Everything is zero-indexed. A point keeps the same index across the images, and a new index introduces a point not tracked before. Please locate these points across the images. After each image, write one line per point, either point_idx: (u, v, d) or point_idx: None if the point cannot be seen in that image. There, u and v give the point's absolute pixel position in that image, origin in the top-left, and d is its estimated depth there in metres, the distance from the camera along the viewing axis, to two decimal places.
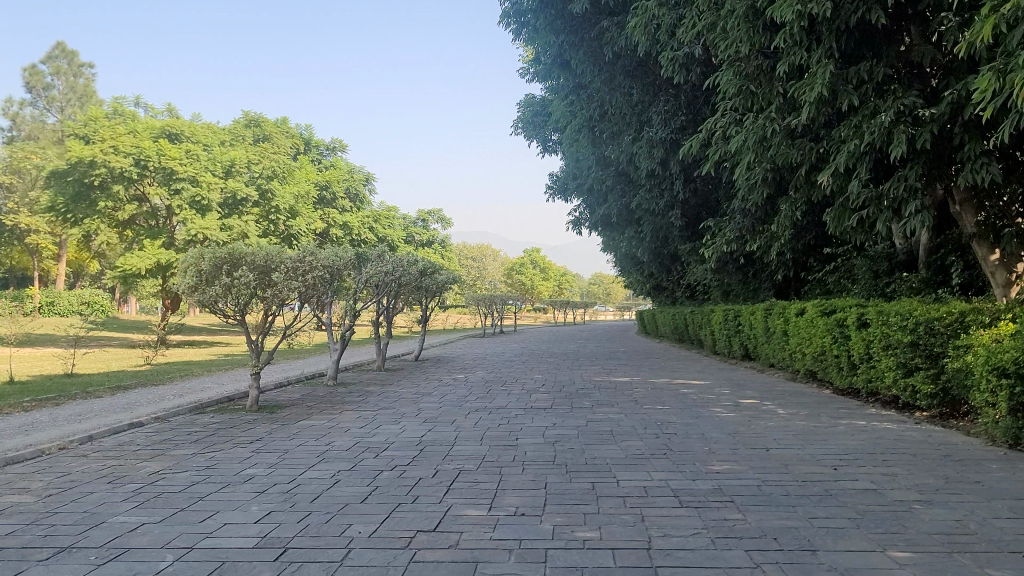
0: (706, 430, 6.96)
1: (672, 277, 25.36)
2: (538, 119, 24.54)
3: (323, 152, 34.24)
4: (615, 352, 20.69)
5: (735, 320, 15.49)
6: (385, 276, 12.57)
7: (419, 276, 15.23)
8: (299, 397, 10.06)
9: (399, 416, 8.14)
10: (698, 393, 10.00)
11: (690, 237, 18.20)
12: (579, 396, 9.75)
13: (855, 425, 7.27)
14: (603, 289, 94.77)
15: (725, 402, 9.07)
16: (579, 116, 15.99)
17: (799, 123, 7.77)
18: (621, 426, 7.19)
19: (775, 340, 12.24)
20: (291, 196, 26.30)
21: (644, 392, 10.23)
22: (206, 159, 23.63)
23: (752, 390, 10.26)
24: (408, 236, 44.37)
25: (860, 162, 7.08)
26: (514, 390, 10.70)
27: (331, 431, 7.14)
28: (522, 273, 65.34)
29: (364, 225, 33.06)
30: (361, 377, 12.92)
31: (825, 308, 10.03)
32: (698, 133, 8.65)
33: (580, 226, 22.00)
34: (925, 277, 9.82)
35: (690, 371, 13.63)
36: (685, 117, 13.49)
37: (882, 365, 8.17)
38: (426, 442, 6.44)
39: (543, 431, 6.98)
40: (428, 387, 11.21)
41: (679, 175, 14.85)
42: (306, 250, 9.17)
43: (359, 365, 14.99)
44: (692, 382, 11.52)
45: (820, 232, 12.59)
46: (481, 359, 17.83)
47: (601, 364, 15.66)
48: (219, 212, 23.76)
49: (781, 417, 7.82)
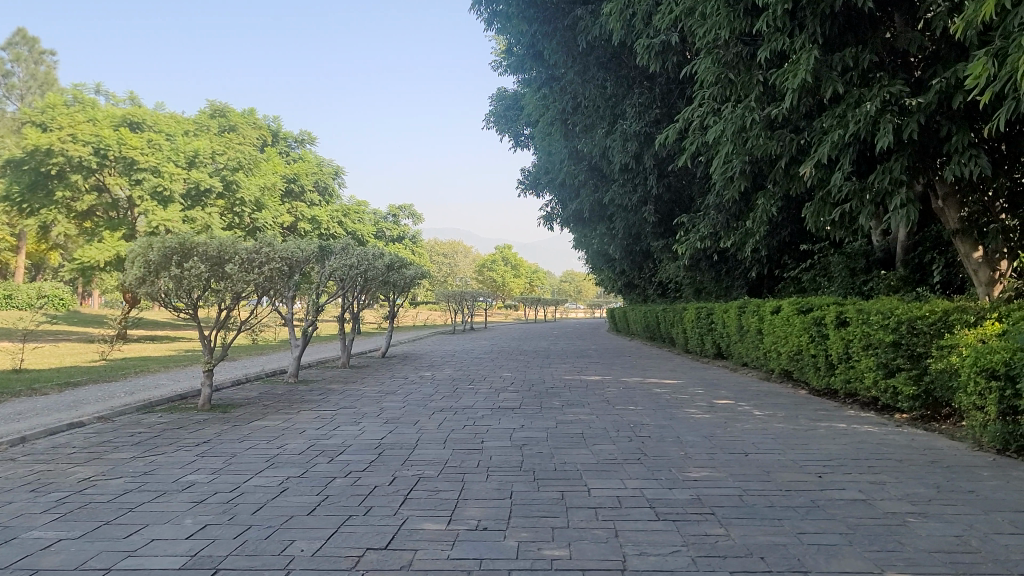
0: (682, 433, 6.63)
1: (644, 274, 25.11)
2: (511, 113, 24.15)
3: (292, 144, 33.59)
4: (586, 350, 20.39)
5: (707, 318, 15.22)
6: (350, 270, 12.11)
7: (386, 271, 14.80)
8: (256, 395, 9.62)
9: (359, 416, 7.74)
10: (671, 393, 9.68)
11: (663, 233, 17.91)
12: (548, 395, 9.39)
13: (834, 428, 6.98)
14: (574, 287, 94.59)
15: (699, 403, 8.76)
16: (552, 109, 15.64)
17: (779, 113, 7.47)
18: (592, 428, 6.84)
19: (749, 339, 11.97)
20: (257, 188, 25.71)
21: (615, 392, 9.89)
22: (169, 149, 22.97)
23: (726, 390, 9.96)
24: (378, 232, 43.81)
25: (843, 153, 6.77)
26: (481, 389, 10.33)
27: (285, 432, 6.72)
28: (493, 270, 64.93)
29: (333, 219, 32.49)
30: (324, 375, 12.47)
31: (802, 306, 9.76)
32: (675, 123, 8.31)
33: (552, 221, 21.66)
34: (904, 274, 9.59)
35: (662, 370, 13.33)
36: (660, 110, 13.18)
37: (861, 365, 7.89)
38: (385, 446, 6.04)
39: (510, 433, 6.61)
40: (393, 385, 10.80)
41: (653, 170, 14.54)
42: (264, 241, 8.72)
43: (322, 362, 14.52)
44: (665, 382, 11.21)
45: (796, 229, 12.34)
46: (449, 356, 17.42)
47: (571, 362, 15.33)
48: (182, 204, 23.14)
49: (758, 419, 7.52)
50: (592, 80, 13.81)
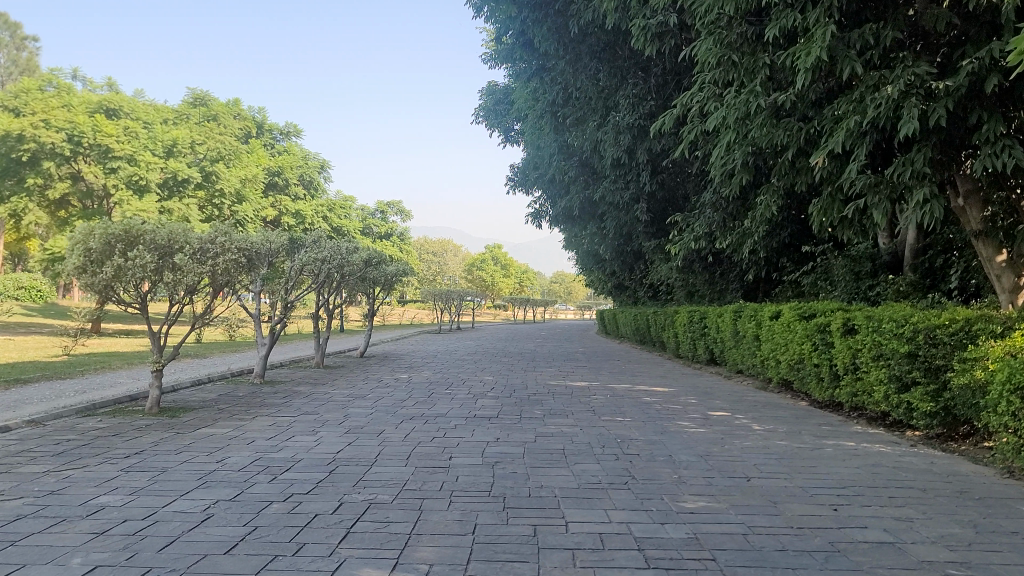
0: (675, 451, 5.94)
1: (635, 276, 24.45)
2: (500, 107, 23.46)
3: (277, 136, 32.77)
4: (573, 353, 19.70)
5: (700, 323, 14.57)
6: (323, 265, 11.39)
7: (364, 266, 14.07)
8: (214, 398, 8.90)
9: (320, 424, 7.04)
10: (662, 403, 8.99)
11: (655, 233, 17.26)
12: (530, 403, 8.69)
13: (843, 447, 6.32)
14: (565, 288, 93.99)
15: (693, 414, 8.09)
16: (542, 101, 15.00)
17: (789, 97, 6.79)
18: (575, 444, 6.15)
19: (745, 345, 11.32)
20: (237, 179, 24.95)
21: (601, 400, 9.19)
22: (146, 137, 22.17)
23: (721, 400, 9.30)
24: (365, 229, 42.99)
25: (860, 143, 6.11)
26: (458, 394, 9.63)
27: (231, 443, 6.00)
28: (483, 270, 64.11)
29: (317, 214, 31.74)
30: (293, 376, 11.75)
31: (804, 312, 9.09)
32: (673, 109, 7.62)
33: (540, 219, 20.97)
34: (914, 280, 8.96)
35: (653, 376, 12.66)
36: (655, 102, 12.54)
37: (871, 378, 7.23)
38: (339, 463, 5.34)
39: (482, 448, 5.91)
40: (364, 389, 10.08)
41: (646, 166, 13.88)
42: (221, 231, 8.02)
43: (295, 362, 13.78)
44: (655, 390, 10.54)
45: (797, 230, 11.70)
46: (430, 357, 16.70)
47: (557, 366, 14.66)
48: (158, 193, 22.37)
49: (759, 435, 6.83)
50: (584, 69, 13.15)
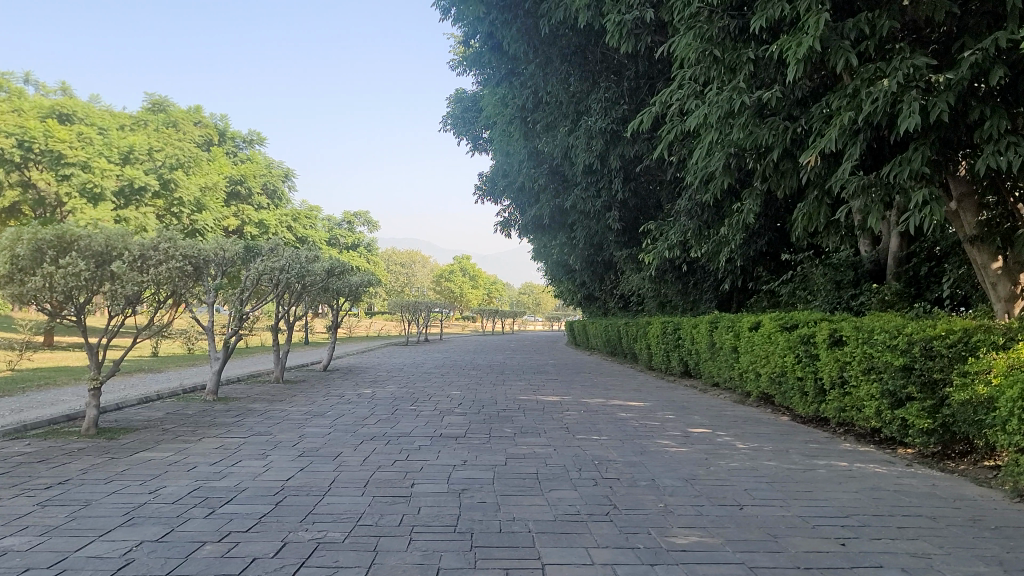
0: (657, 474, 5.47)
1: (606, 287, 24.04)
2: (469, 115, 22.99)
3: (240, 144, 32.00)
4: (543, 365, 19.21)
5: (674, 334, 14.16)
6: (282, 275, 10.81)
7: (326, 277, 13.48)
8: (161, 417, 8.30)
9: (272, 446, 6.48)
10: (639, 419, 8.52)
11: (627, 242, 16.86)
12: (499, 421, 8.17)
13: (836, 468, 5.86)
14: (534, 300, 93.60)
15: (673, 432, 7.63)
16: (511, 106, 14.57)
17: (776, 93, 6.38)
18: (549, 467, 5.65)
19: (722, 357, 10.92)
20: (196, 188, 24.21)
21: (575, 416, 8.70)
22: (101, 143, 21.37)
23: (700, 416, 8.86)
24: (331, 239, 42.23)
25: (853, 142, 5.71)
26: (424, 411, 9.08)
27: (170, 470, 5.42)
28: (451, 281, 63.49)
29: (281, 223, 31.02)
30: (250, 391, 11.13)
31: (786, 322, 8.68)
32: (651, 107, 7.18)
33: (509, 228, 20.51)
34: (899, 289, 8.58)
35: (626, 390, 12.21)
36: (628, 106, 12.14)
37: (861, 393, 6.81)
38: (288, 493, 4.80)
39: (448, 473, 5.39)
40: (324, 405, 9.49)
41: (619, 172, 13.47)
42: (164, 237, 7.48)
43: (253, 377, 13.13)
44: (630, 404, 10.08)
45: (774, 239, 11.34)
46: (396, 370, 16.12)
47: (527, 379, 14.17)
48: (114, 202, 21.57)
49: (746, 455, 6.37)
50: (554, 73, 12.74)
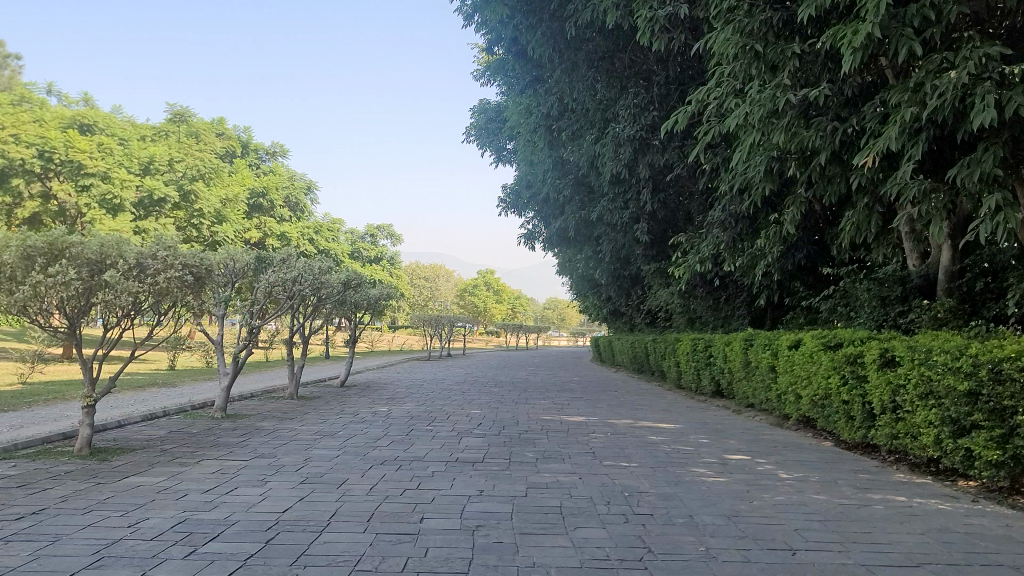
0: (695, 509, 4.91)
1: (632, 302, 23.45)
2: (492, 126, 22.57)
3: (262, 156, 31.80)
4: (567, 382, 18.65)
5: (705, 351, 13.57)
6: (294, 286, 10.35)
7: (343, 289, 13.01)
8: (162, 436, 7.84)
9: (273, 471, 5.98)
10: (671, 444, 7.94)
11: (655, 255, 16.31)
12: (521, 444, 7.63)
13: (895, 504, 5.26)
14: (558, 315, 92.96)
15: (709, 458, 7.06)
16: (536, 114, 14.10)
17: (825, 90, 5.83)
18: (575, 500, 5.10)
19: (758, 377, 10.33)
20: (217, 199, 23.92)
21: (602, 440, 8.13)
22: (121, 154, 21.09)
23: (737, 441, 8.27)
24: (354, 252, 41.94)
25: (914, 142, 5.16)
26: (440, 432, 8.56)
27: (156, 498, 4.93)
28: (475, 295, 63.06)
29: (303, 236, 30.73)
30: (261, 408, 10.67)
31: (829, 341, 8.10)
32: (687, 107, 6.64)
33: (533, 240, 20.01)
34: (953, 305, 7.97)
35: (655, 411, 11.63)
36: (658, 112, 11.63)
37: (918, 419, 6.23)
38: (283, 528, 4.29)
39: (463, 507, 4.86)
40: (336, 424, 9.00)
41: (648, 183, 12.94)
42: (164, 245, 7.03)
43: (266, 393, 12.66)
44: (660, 426, 9.50)
45: (813, 252, 10.77)
46: (416, 387, 15.62)
47: (551, 397, 13.62)
48: (133, 213, 21.29)
49: (791, 487, 5.78)
50: (581, 80, 12.26)
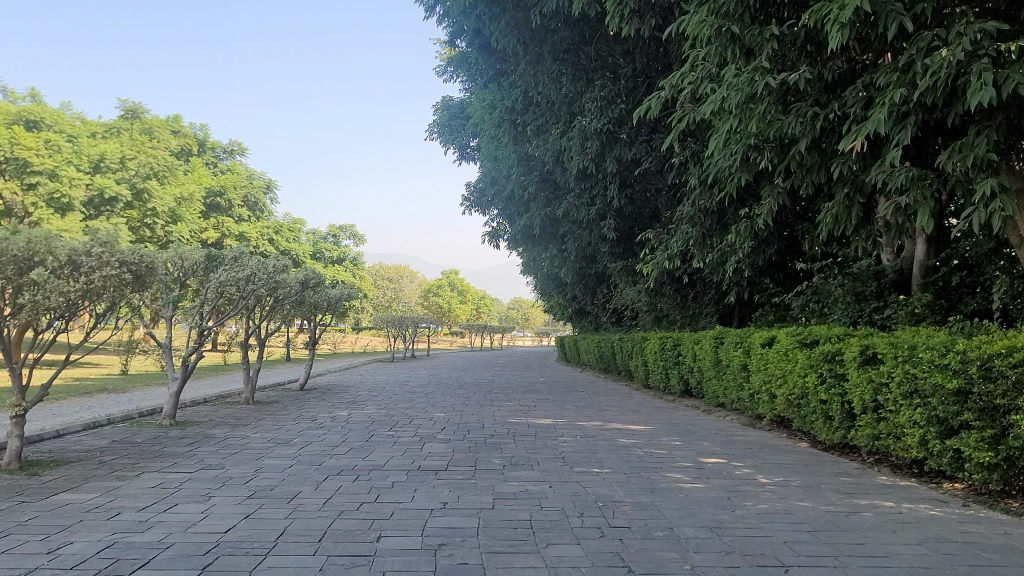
0: (675, 521, 4.56)
1: (597, 301, 23.18)
2: (456, 123, 22.14)
3: (220, 154, 31.05)
4: (533, 383, 18.30)
5: (673, 350, 13.29)
6: (246, 286, 9.87)
7: (300, 290, 12.52)
8: (103, 446, 7.33)
9: (219, 485, 5.53)
10: (643, 447, 7.60)
11: (622, 253, 16.02)
12: (486, 450, 7.25)
13: (884, 512, 4.96)
14: (522, 315, 92.68)
15: (684, 462, 6.74)
16: (499, 108, 13.75)
17: (805, 74, 5.55)
18: (546, 512, 4.73)
19: (729, 376, 10.05)
20: (171, 199, 23.20)
21: (571, 444, 7.77)
22: (70, 151, 20.32)
23: (710, 443, 7.96)
24: (315, 253, 41.24)
25: (903, 125, 4.89)
26: (402, 437, 8.15)
27: (84, 519, 4.46)
28: (439, 295, 62.52)
29: (262, 236, 30.06)
30: (213, 414, 10.17)
31: (805, 338, 7.82)
32: (660, 92, 6.32)
33: (497, 238, 19.63)
34: (932, 300, 7.74)
35: (624, 411, 11.31)
36: (626, 105, 11.33)
37: (901, 419, 5.95)
38: (223, 551, 3.86)
39: (424, 522, 4.47)
40: (291, 431, 8.55)
41: (615, 178, 12.62)
42: (98, 240, 6.56)
43: (220, 399, 12.13)
44: (630, 429, 9.18)
45: (784, 248, 10.54)
46: (378, 390, 15.17)
47: (517, 399, 13.24)
48: (83, 213, 20.51)
49: (773, 493, 5.46)
50: (546, 72, 11.93)
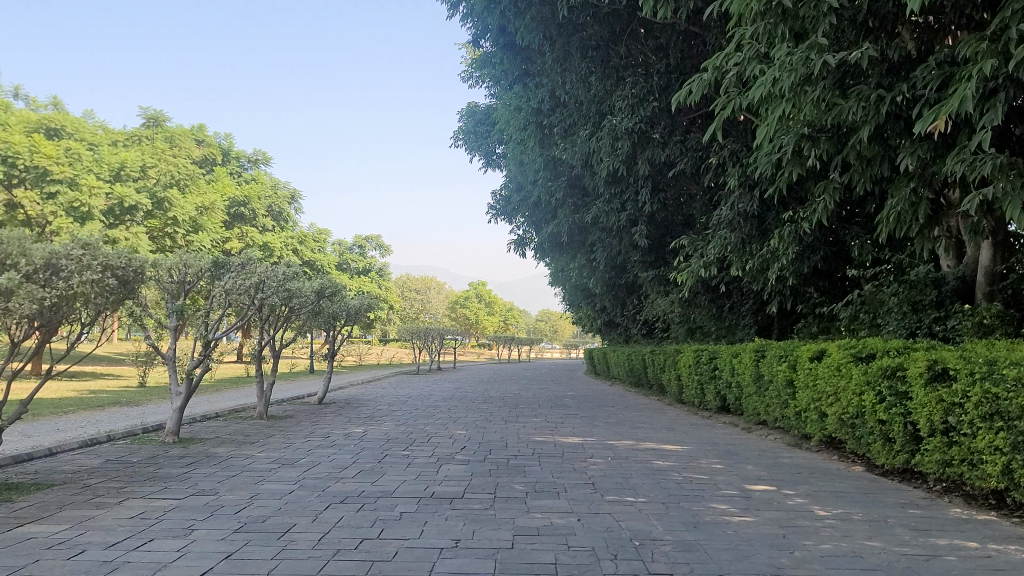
0: (725, 567, 3.87)
1: (627, 312, 22.49)
2: (482, 129, 21.60)
3: (244, 164, 30.83)
4: (561, 397, 17.62)
5: (708, 364, 12.57)
6: (254, 294, 9.32)
7: (316, 300, 11.97)
8: (95, 467, 6.77)
9: (207, 515, 4.92)
10: (681, 471, 6.91)
11: (653, 262, 15.33)
12: (508, 473, 6.59)
13: (970, 555, 4.22)
14: (550, 326, 91.97)
15: (729, 490, 6.04)
16: (525, 110, 13.17)
17: (870, 50, 4.86)
18: (573, 554, 4.06)
19: (772, 392, 9.33)
20: (192, 208, 22.82)
21: (601, 466, 7.10)
22: (91, 159, 19.97)
23: (755, 467, 7.25)
24: (342, 264, 40.90)
25: (991, 104, 4.22)
26: (418, 458, 7.51)
27: (40, 559, 3.87)
28: (466, 307, 62.06)
29: (286, 247, 29.70)
30: (221, 431, 9.60)
31: (860, 352, 7.10)
32: (703, 75, 5.65)
33: (524, 246, 19.01)
34: (1003, 309, 7.00)
35: (658, 429, 10.61)
36: (659, 103, 10.69)
37: (980, 445, 5.23)
38: None
39: (430, 566, 3.81)
40: (300, 450, 7.95)
41: (647, 181, 11.94)
42: (77, 244, 6.08)
43: (232, 414, 11.57)
44: (665, 449, 8.48)
45: (831, 254, 9.83)
46: (399, 403, 14.56)
47: (544, 415, 12.58)
48: (103, 222, 20.13)
49: (836, 530, 4.75)
50: (573, 70, 11.33)
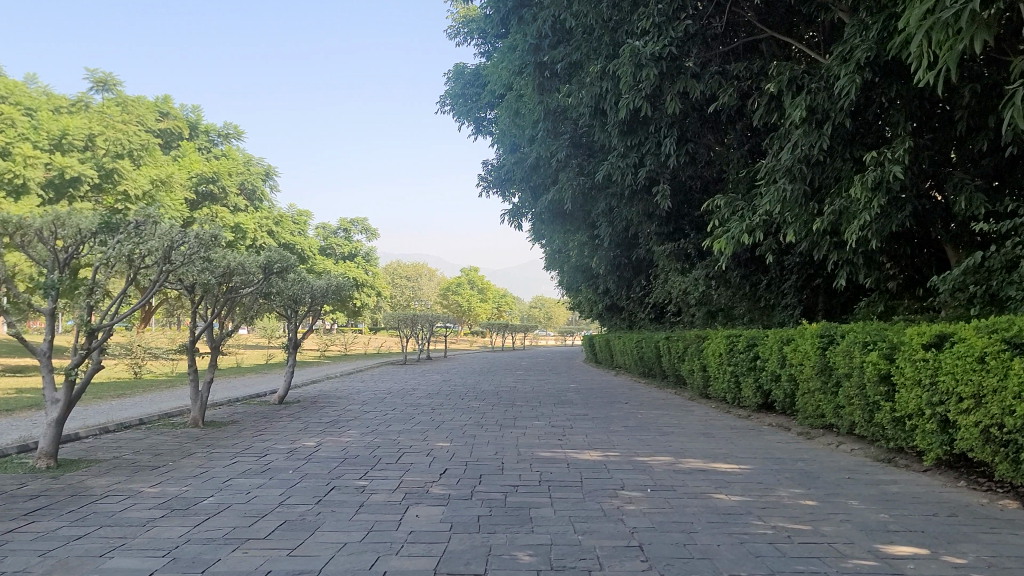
0: None
1: (634, 296, 20.27)
2: (472, 91, 19.35)
3: (215, 139, 28.56)
4: (563, 391, 15.35)
5: (744, 353, 10.35)
6: (162, 264, 6.95)
7: (263, 279, 9.68)
8: None
9: None
10: (762, 514, 4.65)
11: (671, 234, 13.12)
12: (507, 525, 4.30)
13: None
14: (545, 314, 89.62)
15: (859, 557, 3.76)
16: (521, 45, 10.89)
17: None
18: None
19: (852, 389, 7.07)
20: (146, 180, 20.41)
21: (642, 506, 4.84)
22: (26, 126, 17.51)
23: (865, 505, 4.97)
24: (326, 249, 38.46)
25: None
26: (377, 493, 5.24)
27: None
28: (458, 294, 59.68)
29: (259, 227, 27.32)
30: (129, 447, 7.31)
31: (1016, 335, 4.84)
32: None
33: (519, 218, 16.75)
34: None
35: (697, 437, 8.34)
36: (692, 23, 8.39)
37: None
38: None
39: None
40: (214, 481, 5.67)
41: (674, 128, 9.67)
42: None
43: (161, 422, 9.29)
44: (718, 469, 6.22)
45: (918, 210, 7.61)
46: (375, 402, 12.26)
47: (546, 416, 10.32)
48: (42, 196, 17.72)
49: None
50: None
